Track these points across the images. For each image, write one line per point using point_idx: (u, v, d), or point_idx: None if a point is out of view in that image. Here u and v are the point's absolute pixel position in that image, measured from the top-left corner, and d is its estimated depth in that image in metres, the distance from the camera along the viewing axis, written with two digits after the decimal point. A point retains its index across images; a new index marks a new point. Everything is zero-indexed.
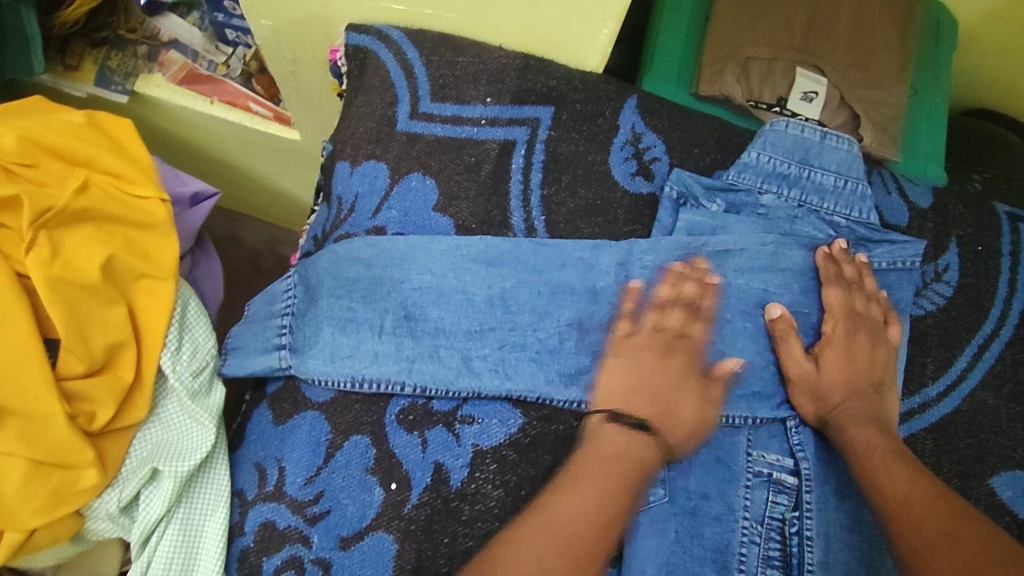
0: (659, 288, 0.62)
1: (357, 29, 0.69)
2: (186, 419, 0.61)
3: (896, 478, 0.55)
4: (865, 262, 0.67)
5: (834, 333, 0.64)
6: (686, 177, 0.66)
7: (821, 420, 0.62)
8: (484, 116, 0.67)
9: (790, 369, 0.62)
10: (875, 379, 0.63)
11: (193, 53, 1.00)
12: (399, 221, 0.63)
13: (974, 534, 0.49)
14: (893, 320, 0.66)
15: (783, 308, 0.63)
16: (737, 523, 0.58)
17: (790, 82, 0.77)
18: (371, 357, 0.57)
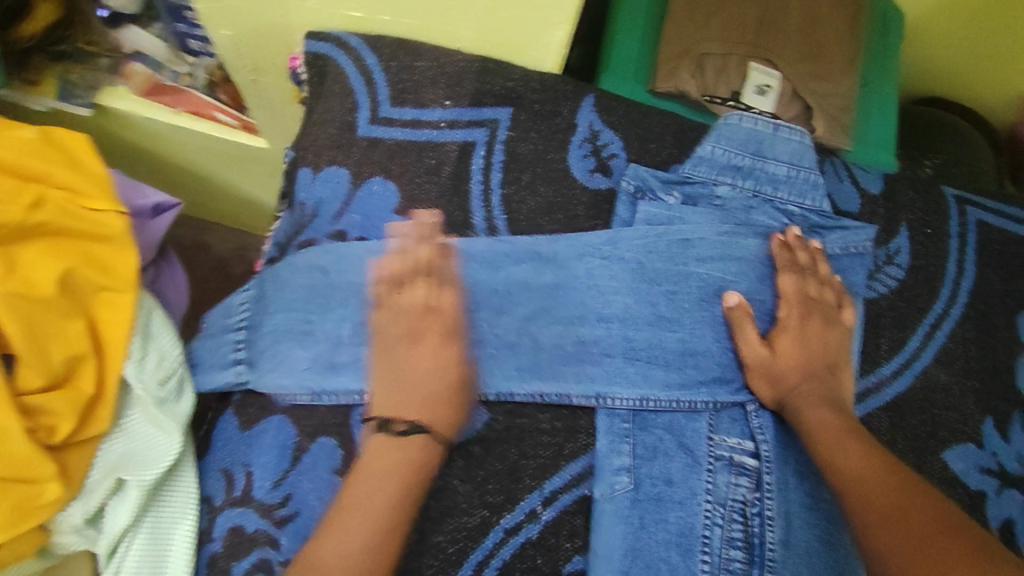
0: (615, 280, 0.64)
1: (316, 37, 0.70)
2: (151, 428, 0.61)
3: (849, 455, 0.58)
4: (818, 249, 0.69)
5: (787, 318, 0.66)
6: (642, 172, 0.69)
7: (778, 403, 0.64)
8: (444, 119, 0.68)
9: (747, 355, 0.64)
10: (824, 361, 0.65)
11: (156, 64, 1.00)
12: (361, 225, 0.65)
13: (921, 509, 0.52)
14: (846, 305, 0.68)
15: (738, 296, 0.65)
16: (698, 506, 0.60)
17: (744, 76, 0.80)
18: (331, 363, 0.59)
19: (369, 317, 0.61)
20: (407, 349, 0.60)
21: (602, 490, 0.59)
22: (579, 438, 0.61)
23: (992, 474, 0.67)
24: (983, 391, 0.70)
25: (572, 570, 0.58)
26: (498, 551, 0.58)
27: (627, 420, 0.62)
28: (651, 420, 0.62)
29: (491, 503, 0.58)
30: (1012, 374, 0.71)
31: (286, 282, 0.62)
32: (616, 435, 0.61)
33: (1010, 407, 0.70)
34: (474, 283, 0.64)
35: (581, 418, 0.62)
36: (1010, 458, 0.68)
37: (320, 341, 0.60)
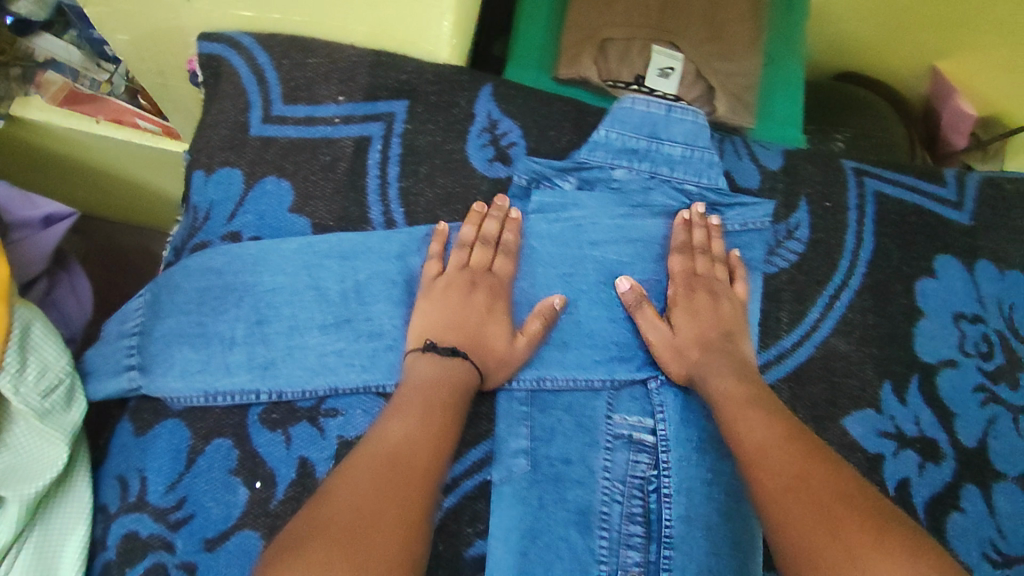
0: (518, 262, 0.67)
1: (209, 39, 0.68)
2: (33, 439, 0.57)
3: (756, 429, 0.58)
4: (717, 225, 0.70)
5: (676, 293, 0.69)
6: (533, 164, 0.69)
7: (687, 376, 0.65)
8: (338, 115, 0.68)
9: (649, 334, 0.66)
10: (724, 334, 0.67)
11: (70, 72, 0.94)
12: (255, 225, 0.65)
13: (825, 474, 0.52)
14: (738, 279, 0.70)
15: (630, 281, 0.67)
16: (597, 484, 0.62)
17: (647, 58, 0.80)
18: (225, 363, 0.60)
19: (265, 315, 0.62)
20: (302, 343, 0.62)
21: (501, 474, 0.61)
22: (480, 423, 0.64)
23: (890, 437, 0.69)
24: (881, 357, 0.72)
25: (474, 555, 0.60)
26: None
27: (525, 403, 0.64)
28: (550, 401, 0.64)
29: None
30: (911, 339, 0.73)
31: (176, 286, 0.62)
32: (514, 419, 0.63)
33: (908, 371, 0.72)
34: (374, 279, 0.64)
35: (482, 404, 0.64)
36: (907, 420, 0.70)
37: (215, 342, 0.61)
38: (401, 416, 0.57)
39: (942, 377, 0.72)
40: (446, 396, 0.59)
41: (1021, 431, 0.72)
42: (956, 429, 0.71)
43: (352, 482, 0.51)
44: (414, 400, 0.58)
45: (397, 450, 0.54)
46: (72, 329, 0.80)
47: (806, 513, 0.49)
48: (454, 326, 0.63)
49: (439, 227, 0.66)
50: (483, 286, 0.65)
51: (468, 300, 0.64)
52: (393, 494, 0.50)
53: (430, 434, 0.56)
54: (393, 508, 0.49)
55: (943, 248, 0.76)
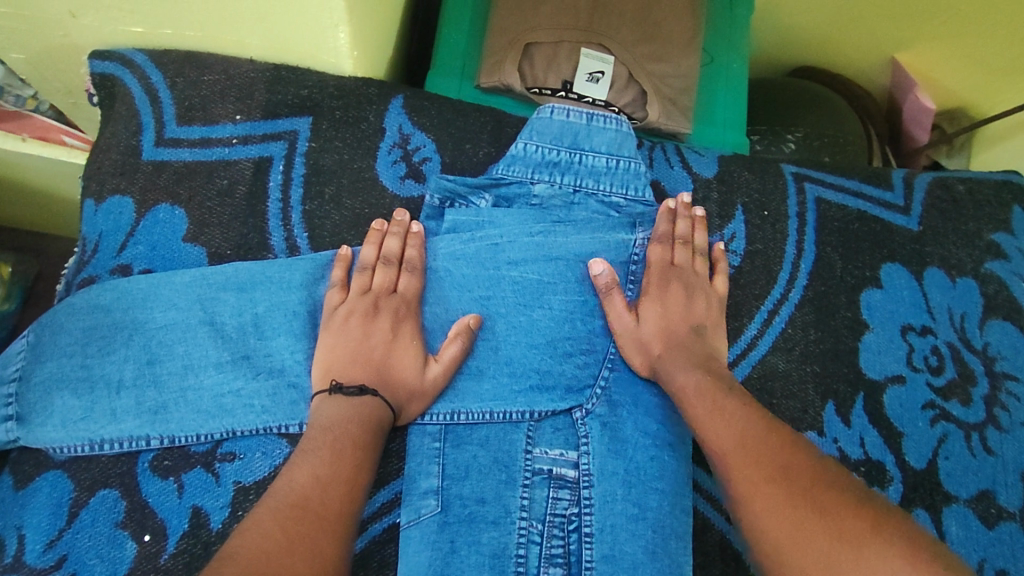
0: (452, 252, 0.63)
1: (102, 57, 0.65)
2: None
3: (728, 422, 0.54)
4: (701, 217, 0.67)
5: (650, 283, 0.64)
6: (445, 181, 0.65)
7: (651, 369, 0.62)
8: (236, 135, 0.64)
9: (615, 324, 0.63)
10: (657, 350, 0.61)
11: None
12: (146, 256, 0.61)
13: (805, 464, 0.49)
14: (719, 275, 0.66)
15: (605, 264, 0.63)
16: (513, 525, 0.58)
17: (575, 64, 0.75)
18: (112, 407, 0.56)
19: (158, 354, 0.58)
20: (196, 382, 0.57)
21: (408, 516, 0.57)
22: (389, 462, 0.59)
23: (833, 462, 0.65)
24: (824, 375, 0.67)
25: None
26: None
27: (438, 438, 0.59)
28: (465, 436, 0.60)
29: None
30: (856, 355, 0.68)
31: (61, 326, 0.58)
32: (425, 456, 0.58)
33: (853, 389, 0.67)
34: (272, 310, 0.60)
35: (392, 441, 0.60)
36: (852, 443, 0.66)
37: (103, 386, 0.56)
38: (306, 461, 0.50)
39: (889, 394, 0.68)
40: (357, 432, 0.53)
41: (974, 450, 0.68)
42: (904, 450, 0.66)
43: (255, 534, 0.44)
44: (325, 438, 0.52)
45: (302, 496, 0.48)
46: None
47: (791, 509, 0.47)
48: (356, 358, 0.57)
49: (341, 251, 0.61)
50: (388, 311, 0.59)
51: (369, 327, 0.58)
52: (301, 542, 0.44)
53: (344, 474, 0.50)
54: (304, 560, 0.43)
55: (890, 257, 0.72)
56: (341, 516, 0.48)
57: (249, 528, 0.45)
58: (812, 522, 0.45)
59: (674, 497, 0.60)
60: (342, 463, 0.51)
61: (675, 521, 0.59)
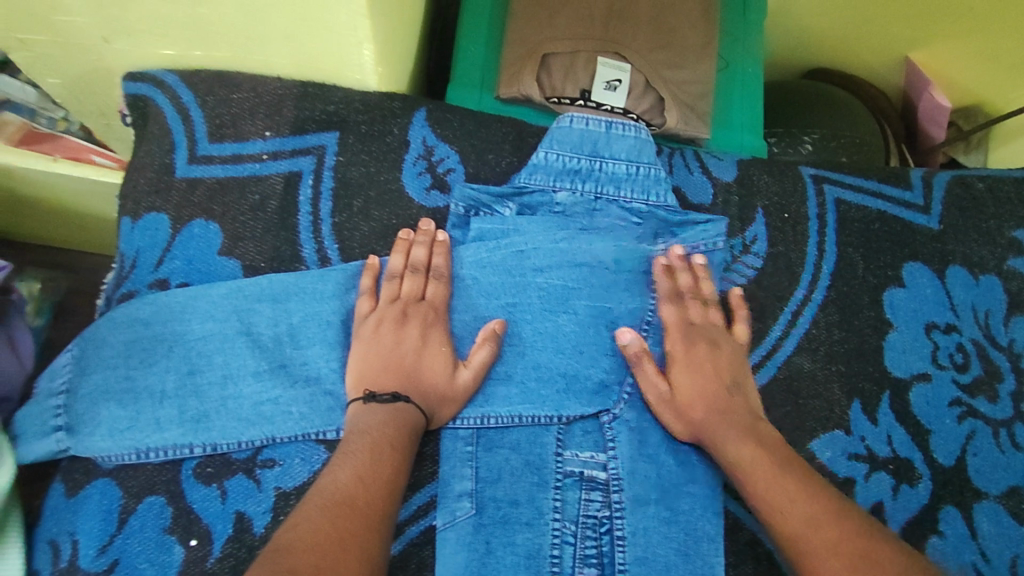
0: (477, 269, 0.64)
1: (134, 78, 0.67)
2: None
3: (785, 493, 0.54)
4: (702, 265, 0.67)
5: (676, 349, 0.63)
6: (470, 190, 0.66)
7: (693, 435, 0.61)
8: (266, 151, 0.66)
9: (649, 392, 0.62)
10: (696, 416, 0.60)
11: (28, 112, 0.92)
12: (183, 271, 0.63)
13: (860, 538, 0.50)
14: (742, 322, 0.66)
15: (633, 332, 0.63)
16: (547, 526, 0.58)
17: (592, 73, 0.77)
18: (157, 415, 0.58)
19: (199, 365, 0.60)
20: (236, 390, 0.59)
21: (444, 519, 0.58)
22: (423, 465, 0.60)
23: (861, 460, 0.65)
24: (849, 375, 0.68)
25: None
26: None
27: (470, 442, 0.60)
28: (496, 440, 0.61)
29: None
30: (880, 354, 0.69)
31: (104, 340, 0.60)
32: (458, 460, 0.60)
33: (879, 388, 0.68)
34: (306, 320, 0.62)
35: (427, 445, 0.61)
36: (879, 440, 0.66)
37: (148, 397, 0.58)
38: (347, 460, 0.52)
39: (915, 392, 0.68)
40: (393, 429, 0.55)
41: (1002, 446, 0.68)
42: (932, 447, 0.67)
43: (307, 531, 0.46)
44: (364, 440, 0.54)
45: (345, 496, 0.49)
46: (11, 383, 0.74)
47: None
48: (389, 367, 0.58)
49: (369, 261, 0.63)
50: (416, 319, 0.61)
51: (400, 335, 0.59)
52: (344, 539, 0.46)
53: (383, 471, 0.52)
54: (356, 560, 0.45)
55: (912, 256, 0.72)
56: (381, 508, 0.50)
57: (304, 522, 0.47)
58: None
59: (708, 500, 0.60)
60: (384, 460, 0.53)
61: (706, 522, 0.59)
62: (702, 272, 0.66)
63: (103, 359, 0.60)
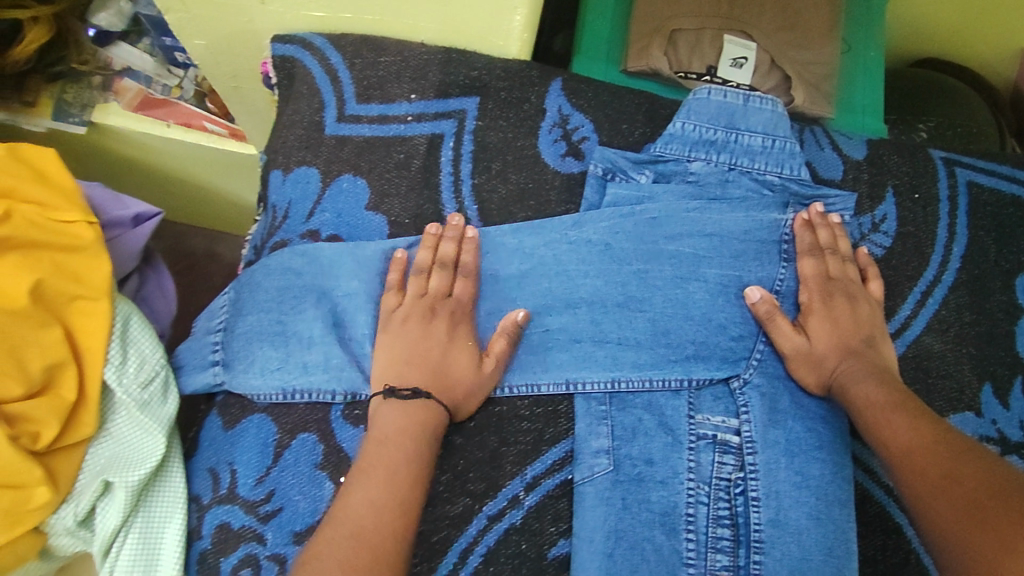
0: (605, 235, 0.65)
1: (283, 41, 0.70)
2: (134, 430, 0.57)
3: (897, 428, 0.57)
4: (838, 223, 0.68)
5: (812, 300, 0.65)
6: (609, 154, 0.68)
7: (826, 387, 0.63)
8: (411, 112, 0.68)
9: (784, 345, 0.63)
10: (830, 367, 0.63)
11: (146, 79, 0.97)
12: (333, 223, 0.66)
13: (973, 472, 0.50)
14: (873, 277, 0.67)
15: (761, 290, 0.64)
16: (681, 485, 0.60)
17: (718, 50, 0.78)
18: (301, 357, 0.60)
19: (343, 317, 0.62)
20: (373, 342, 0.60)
21: (582, 473, 0.59)
22: (559, 422, 0.62)
23: (993, 442, 0.65)
24: (982, 357, 0.67)
25: (557, 555, 0.58)
26: (482, 537, 0.58)
27: (604, 402, 0.62)
28: (629, 400, 0.62)
29: (471, 491, 0.59)
30: (1013, 338, 0.68)
31: (257, 284, 0.63)
32: (594, 417, 0.61)
33: (1012, 372, 0.67)
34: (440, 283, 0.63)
35: (561, 403, 0.62)
36: (1011, 425, 0.66)
37: (295, 343, 0.60)
38: (361, 481, 0.53)
39: None
40: (411, 451, 0.54)
41: None
42: None
43: (335, 552, 0.48)
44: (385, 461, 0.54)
45: (365, 527, 0.50)
46: (161, 325, 0.75)
47: (959, 507, 0.49)
48: (415, 359, 0.58)
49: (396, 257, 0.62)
50: (444, 314, 0.61)
51: (428, 328, 0.60)
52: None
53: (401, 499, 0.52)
54: None
55: None
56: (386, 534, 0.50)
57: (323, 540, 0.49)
58: (980, 519, 0.47)
59: (836, 465, 0.61)
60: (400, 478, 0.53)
61: (837, 488, 0.60)
62: (833, 226, 0.68)
63: (258, 301, 0.63)
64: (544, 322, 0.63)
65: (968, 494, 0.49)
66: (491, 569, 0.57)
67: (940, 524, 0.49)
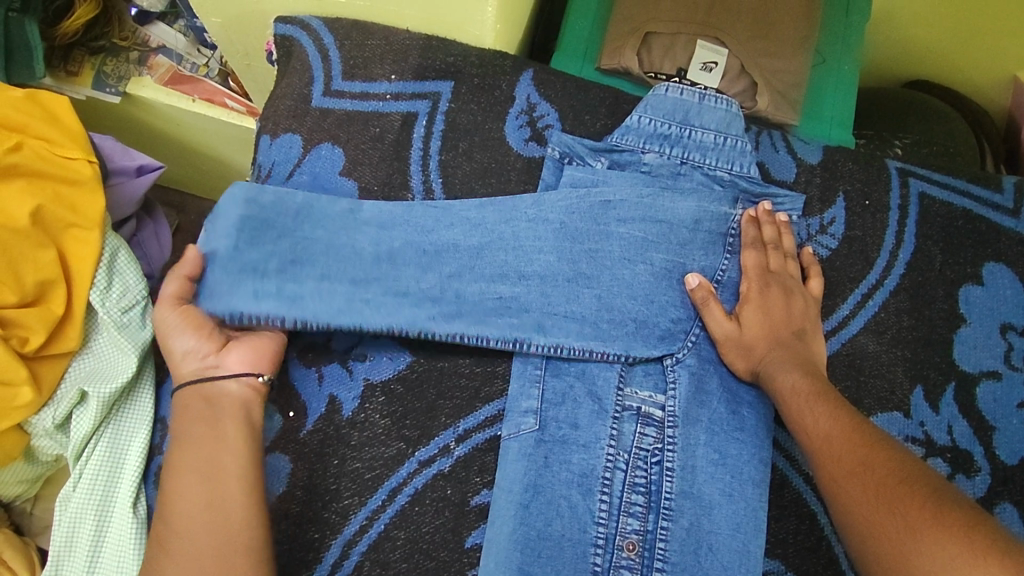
0: (557, 213, 0.69)
1: (284, 21, 0.77)
2: (111, 349, 0.66)
3: (818, 417, 0.59)
4: (784, 221, 0.71)
5: (750, 290, 0.67)
6: (566, 139, 0.73)
7: (753, 373, 0.65)
8: (389, 92, 0.75)
9: (715, 330, 0.66)
10: (758, 355, 0.65)
11: (177, 57, 1.04)
12: (308, 184, 0.72)
13: (885, 461, 0.53)
14: (814, 275, 0.70)
15: (700, 277, 0.67)
16: (601, 450, 0.63)
17: (690, 54, 0.82)
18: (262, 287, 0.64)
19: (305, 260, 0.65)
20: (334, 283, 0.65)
21: (510, 429, 0.63)
22: (495, 382, 0.66)
23: (918, 443, 0.67)
24: (915, 361, 0.69)
25: (479, 503, 0.62)
26: (411, 479, 0.63)
27: (539, 366, 0.66)
28: (564, 367, 0.66)
29: (407, 437, 0.64)
30: (949, 346, 0.70)
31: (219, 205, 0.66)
32: (527, 380, 0.65)
33: (944, 378, 0.69)
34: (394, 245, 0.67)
35: (500, 364, 0.67)
36: (938, 429, 0.67)
37: (255, 273, 0.64)
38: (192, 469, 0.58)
39: (982, 388, 0.69)
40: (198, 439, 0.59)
41: None
42: (994, 443, 0.67)
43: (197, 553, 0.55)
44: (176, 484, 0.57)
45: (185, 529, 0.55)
46: (151, 267, 0.86)
47: (871, 494, 0.51)
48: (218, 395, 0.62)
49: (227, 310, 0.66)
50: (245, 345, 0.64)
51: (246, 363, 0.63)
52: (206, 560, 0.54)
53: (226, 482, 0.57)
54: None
55: (994, 256, 0.72)
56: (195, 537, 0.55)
57: (173, 547, 0.55)
58: (891, 510, 0.49)
59: (755, 447, 0.63)
60: (223, 464, 0.58)
61: (752, 468, 0.63)
62: (778, 224, 0.71)
63: (221, 219, 0.65)
64: (495, 293, 0.67)
65: (879, 483, 0.51)
66: (416, 508, 0.62)
67: (855, 512, 0.52)
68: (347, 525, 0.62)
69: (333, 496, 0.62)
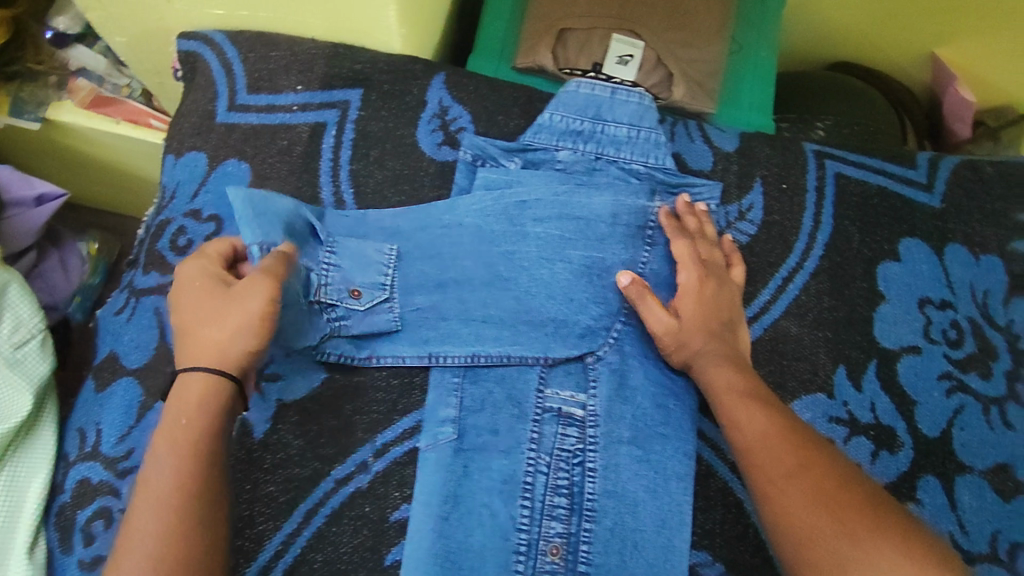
0: (474, 217, 0.68)
1: (187, 37, 0.75)
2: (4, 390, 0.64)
3: (753, 416, 0.57)
4: (704, 211, 0.71)
5: (684, 283, 0.66)
6: (477, 141, 0.72)
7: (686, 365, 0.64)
8: (296, 103, 0.73)
9: (652, 324, 0.64)
10: (692, 347, 0.63)
11: (98, 79, 0.99)
12: (214, 203, 0.70)
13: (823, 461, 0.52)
14: (738, 262, 0.69)
15: (631, 274, 0.65)
16: (523, 454, 0.62)
17: (606, 48, 0.80)
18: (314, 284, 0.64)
19: (373, 275, 0.66)
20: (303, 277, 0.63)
21: (427, 440, 0.63)
22: (412, 394, 0.65)
23: (842, 423, 0.67)
24: (837, 341, 0.69)
25: (399, 518, 0.61)
26: (328, 498, 0.62)
27: (458, 374, 0.64)
28: (483, 373, 0.64)
29: (323, 455, 0.63)
30: (869, 324, 0.70)
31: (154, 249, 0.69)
32: (445, 389, 0.64)
33: (865, 356, 0.69)
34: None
35: (417, 375, 0.66)
36: (862, 407, 0.67)
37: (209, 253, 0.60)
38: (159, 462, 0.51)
39: (903, 363, 0.69)
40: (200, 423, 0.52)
41: (992, 423, 0.68)
42: (916, 418, 0.67)
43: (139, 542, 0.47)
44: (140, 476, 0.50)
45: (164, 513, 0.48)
46: (55, 299, 0.86)
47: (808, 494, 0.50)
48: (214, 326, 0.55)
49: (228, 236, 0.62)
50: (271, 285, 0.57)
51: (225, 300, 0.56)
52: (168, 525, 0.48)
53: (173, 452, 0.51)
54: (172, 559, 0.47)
55: (910, 232, 0.73)
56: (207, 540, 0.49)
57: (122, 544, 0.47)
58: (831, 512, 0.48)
59: (678, 441, 0.63)
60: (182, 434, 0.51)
61: (675, 463, 0.63)
62: (701, 215, 0.70)
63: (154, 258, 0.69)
64: (414, 302, 0.66)
65: (814, 483, 0.50)
66: (335, 528, 0.61)
67: (791, 514, 0.49)
68: (263, 550, 0.61)
69: (247, 522, 0.61)
